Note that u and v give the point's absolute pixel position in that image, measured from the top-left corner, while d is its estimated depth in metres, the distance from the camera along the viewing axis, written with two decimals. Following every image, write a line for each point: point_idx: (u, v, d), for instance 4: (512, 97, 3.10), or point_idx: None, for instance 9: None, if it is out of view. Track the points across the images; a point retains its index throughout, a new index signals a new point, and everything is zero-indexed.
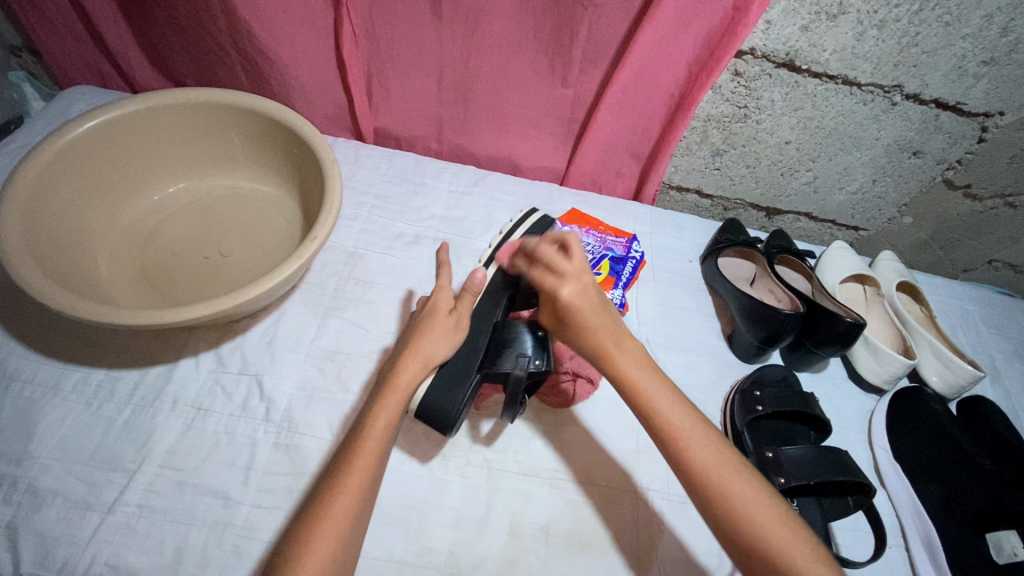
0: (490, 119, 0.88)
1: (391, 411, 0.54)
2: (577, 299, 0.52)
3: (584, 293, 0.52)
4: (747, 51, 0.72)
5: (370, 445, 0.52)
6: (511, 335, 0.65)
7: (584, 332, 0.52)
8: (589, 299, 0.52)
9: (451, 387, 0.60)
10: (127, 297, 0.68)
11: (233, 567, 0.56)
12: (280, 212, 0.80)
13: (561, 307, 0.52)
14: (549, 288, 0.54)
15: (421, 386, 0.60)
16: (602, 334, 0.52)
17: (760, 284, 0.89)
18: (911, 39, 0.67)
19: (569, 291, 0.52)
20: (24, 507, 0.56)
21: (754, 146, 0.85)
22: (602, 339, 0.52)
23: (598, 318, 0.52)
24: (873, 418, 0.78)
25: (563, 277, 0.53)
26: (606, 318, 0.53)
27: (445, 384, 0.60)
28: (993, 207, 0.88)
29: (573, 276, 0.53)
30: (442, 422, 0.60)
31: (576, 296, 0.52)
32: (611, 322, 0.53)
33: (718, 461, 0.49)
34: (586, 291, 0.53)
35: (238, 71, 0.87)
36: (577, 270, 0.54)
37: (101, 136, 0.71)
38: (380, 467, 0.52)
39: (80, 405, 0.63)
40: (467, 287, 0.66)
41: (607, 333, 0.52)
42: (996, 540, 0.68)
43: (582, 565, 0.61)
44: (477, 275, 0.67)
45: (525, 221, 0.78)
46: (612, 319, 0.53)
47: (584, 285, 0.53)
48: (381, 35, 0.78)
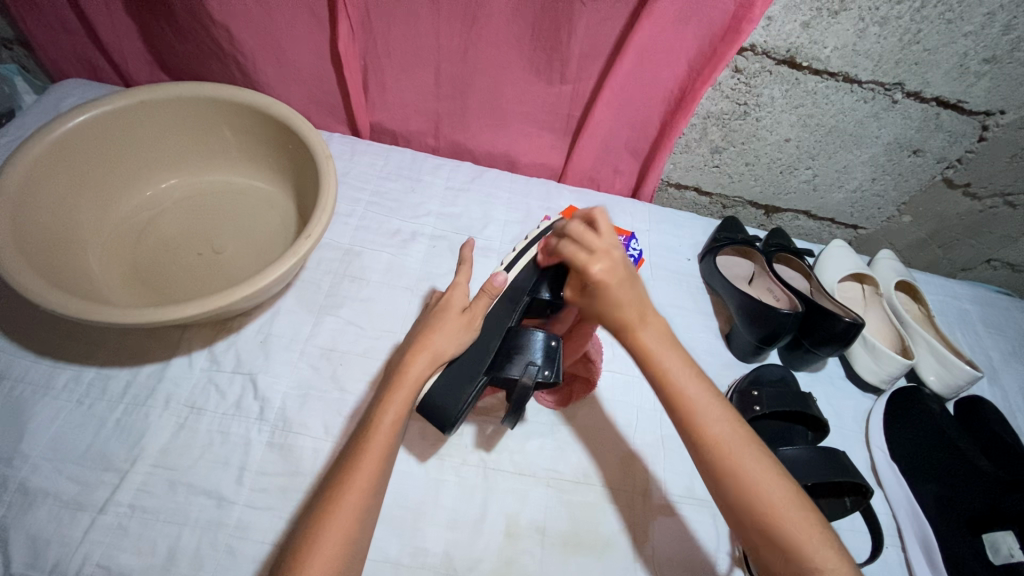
0: (488, 114, 0.87)
1: (403, 403, 0.54)
2: (606, 273, 0.51)
3: (612, 268, 0.51)
4: (748, 47, 0.71)
5: (382, 437, 0.52)
6: (523, 339, 0.61)
7: (608, 308, 0.51)
8: (618, 273, 0.51)
9: (456, 388, 0.59)
10: (121, 295, 0.67)
11: (227, 567, 0.56)
12: (275, 208, 0.79)
13: (592, 282, 0.51)
14: (579, 262, 0.53)
15: (427, 383, 0.59)
16: (626, 308, 0.50)
17: (758, 283, 0.88)
18: (912, 37, 0.67)
19: (600, 269, 0.51)
20: (14, 507, 0.56)
21: (753, 144, 0.84)
22: (625, 312, 0.50)
23: (626, 293, 0.51)
24: (869, 419, 0.78)
25: (592, 252, 0.52)
26: (632, 293, 0.51)
27: (452, 382, 0.60)
28: (992, 207, 0.88)
29: (602, 251, 0.52)
30: (443, 420, 0.59)
31: (604, 271, 0.51)
32: (637, 296, 0.51)
33: (734, 442, 0.48)
34: (616, 267, 0.52)
35: (232, 64, 0.86)
36: (606, 244, 0.53)
37: (92, 130, 0.70)
38: (387, 466, 0.52)
39: (71, 404, 0.63)
40: (484, 289, 0.64)
41: (632, 305, 0.51)
42: (992, 541, 0.67)
43: (578, 565, 0.61)
44: (498, 278, 0.65)
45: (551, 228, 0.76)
46: (639, 294, 0.52)
47: (612, 259, 0.52)
48: (378, 29, 0.77)
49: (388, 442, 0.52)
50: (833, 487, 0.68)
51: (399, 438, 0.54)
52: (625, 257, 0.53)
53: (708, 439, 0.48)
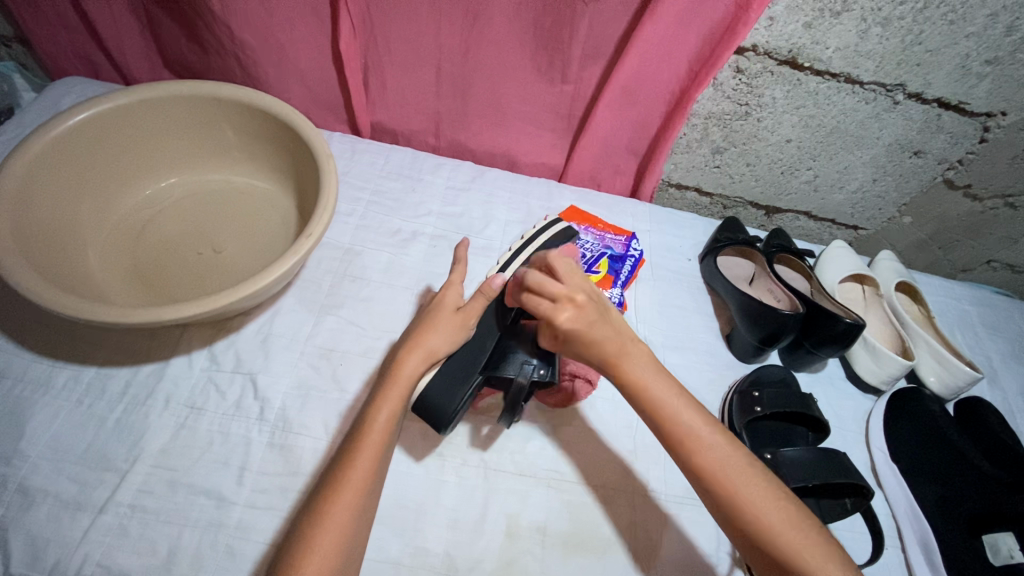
0: (488, 113, 0.87)
1: (394, 403, 0.54)
2: (576, 321, 0.50)
3: (582, 313, 0.51)
4: (749, 48, 0.71)
5: (377, 433, 0.52)
6: (519, 338, 0.62)
7: (590, 349, 0.51)
8: (588, 317, 0.51)
9: (450, 388, 0.60)
10: (120, 294, 0.67)
11: (227, 568, 0.55)
12: (275, 207, 0.79)
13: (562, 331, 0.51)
14: (544, 311, 0.52)
15: (422, 380, 0.60)
16: (609, 346, 0.51)
17: (759, 283, 0.88)
18: (914, 38, 0.67)
19: (567, 318, 0.50)
20: (14, 507, 0.56)
21: (753, 145, 0.84)
22: (610, 351, 0.51)
23: (603, 332, 0.51)
24: (869, 422, 0.78)
25: (556, 301, 0.52)
26: (610, 330, 0.51)
27: (446, 381, 0.60)
28: (992, 208, 0.88)
29: (566, 299, 0.51)
30: (439, 418, 0.59)
31: (573, 318, 0.50)
32: (614, 330, 0.51)
33: (730, 462, 0.48)
34: (583, 311, 0.51)
35: (233, 63, 0.85)
36: (570, 289, 0.52)
37: (91, 129, 0.69)
38: (383, 462, 0.52)
39: (71, 403, 0.63)
40: (480, 290, 0.64)
41: (612, 342, 0.51)
42: (992, 543, 0.67)
43: (578, 566, 0.61)
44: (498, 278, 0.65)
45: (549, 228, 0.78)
46: (617, 328, 0.52)
47: (579, 304, 0.51)
48: (378, 28, 0.77)
49: (383, 440, 0.52)
50: (833, 488, 0.68)
51: (394, 436, 0.54)
52: (592, 298, 0.52)
53: (702, 461, 0.48)
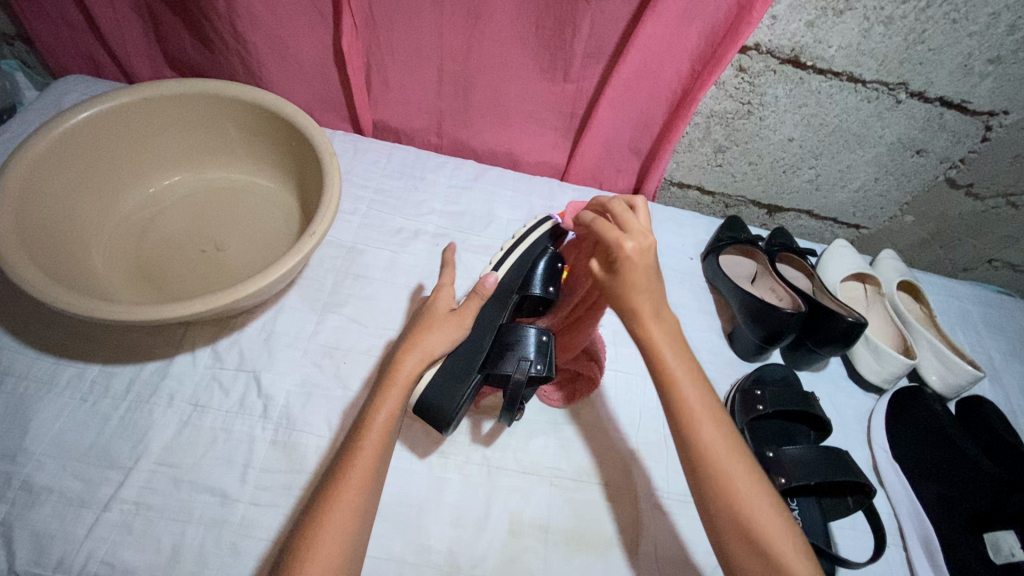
0: (490, 112, 0.87)
1: (393, 402, 0.54)
2: (638, 255, 0.44)
3: (644, 250, 0.45)
4: (752, 47, 0.71)
5: (377, 431, 0.52)
6: (515, 336, 0.60)
7: (624, 291, 0.45)
8: (648, 259, 0.45)
9: (450, 388, 0.60)
10: (123, 292, 0.67)
11: (231, 565, 0.56)
12: (278, 205, 0.79)
13: (620, 260, 0.44)
14: (611, 234, 0.46)
15: (422, 378, 0.60)
16: (642, 295, 0.45)
17: (761, 282, 0.88)
18: (916, 37, 0.67)
19: (632, 247, 0.44)
20: (18, 504, 0.56)
21: (755, 143, 0.84)
22: (638, 302, 0.45)
23: (642, 281, 0.45)
24: (872, 420, 0.78)
25: (627, 231, 0.46)
26: (654, 284, 0.46)
27: (445, 382, 0.60)
28: (994, 207, 0.88)
29: (638, 233, 0.45)
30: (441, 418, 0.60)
31: (637, 249, 0.44)
32: (654, 291, 0.45)
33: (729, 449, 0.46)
34: (647, 251, 0.45)
35: (235, 62, 0.85)
36: (643, 228, 0.47)
37: (94, 128, 0.69)
38: (384, 458, 0.53)
39: (75, 401, 0.63)
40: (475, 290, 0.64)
41: (648, 297, 0.45)
42: (993, 541, 0.66)
43: (580, 564, 0.61)
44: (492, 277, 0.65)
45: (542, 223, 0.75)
46: (656, 286, 0.46)
47: (647, 243, 0.45)
48: (380, 26, 0.77)
49: (383, 438, 0.52)
50: (836, 486, 0.68)
51: (393, 433, 0.55)
52: (657, 249, 0.46)
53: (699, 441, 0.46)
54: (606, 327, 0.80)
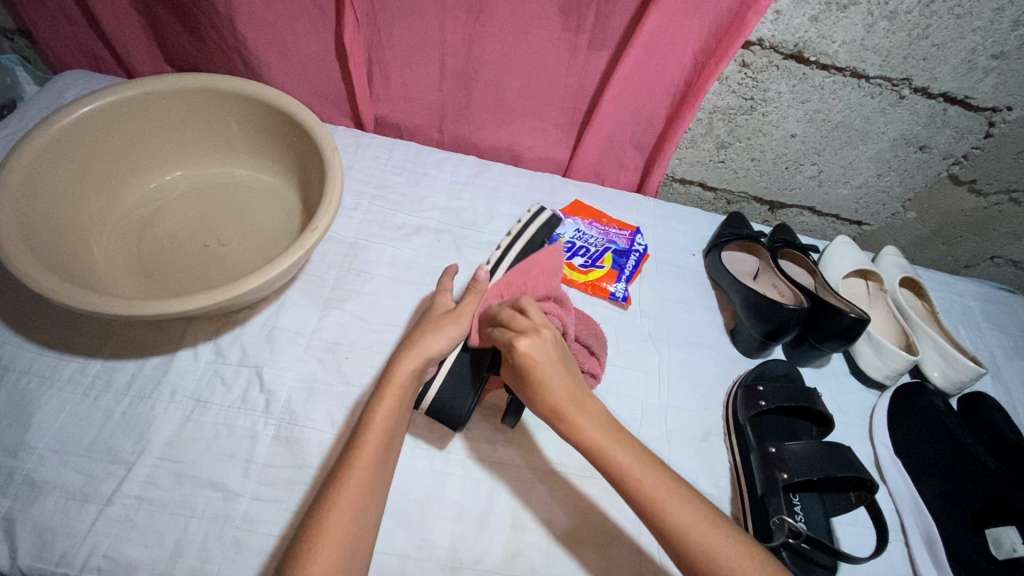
0: (492, 109, 0.87)
1: (391, 402, 0.54)
2: (533, 348, 0.51)
3: (541, 344, 0.52)
4: (755, 41, 0.71)
5: (376, 432, 0.53)
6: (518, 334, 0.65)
7: (540, 394, 0.51)
8: (544, 350, 0.52)
9: (458, 391, 0.63)
10: (125, 287, 0.67)
11: (234, 560, 0.56)
12: (280, 200, 0.79)
13: (518, 359, 0.52)
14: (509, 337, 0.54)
15: (434, 382, 0.64)
16: (561, 395, 0.51)
17: (763, 278, 0.88)
18: (921, 32, 0.66)
19: (525, 344, 0.52)
20: (21, 498, 0.56)
21: (758, 139, 0.84)
22: (559, 398, 0.51)
23: (554, 375, 0.51)
24: (874, 415, 0.78)
25: (521, 330, 0.53)
26: (562, 375, 0.52)
27: (456, 383, 0.63)
28: (996, 203, 0.88)
29: (531, 329, 0.53)
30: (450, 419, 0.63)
31: (532, 346, 0.51)
32: (567, 381, 0.52)
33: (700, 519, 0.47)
34: (543, 343, 0.52)
35: (236, 57, 0.85)
36: (536, 323, 0.54)
37: (94, 122, 0.69)
38: (385, 459, 0.53)
39: (76, 396, 0.63)
40: (472, 287, 0.67)
41: (562, 388, 0.51)
42: (995, 537, 0.67)
43: (583, 560, 0.61)
44: (482, 275, 0.68)
45: (537, 218, 0.81)
46: (572, 380, 0.52)
47: (544, 336, 0.52)
48: (382, 22, 0.77)
49: (382, 438, 0.53)
50: (838, 481, 0.68)
51: (395, 434, 0.55)
52: (552, 339, 0.53)
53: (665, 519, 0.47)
54: (608, 324, 0.80)
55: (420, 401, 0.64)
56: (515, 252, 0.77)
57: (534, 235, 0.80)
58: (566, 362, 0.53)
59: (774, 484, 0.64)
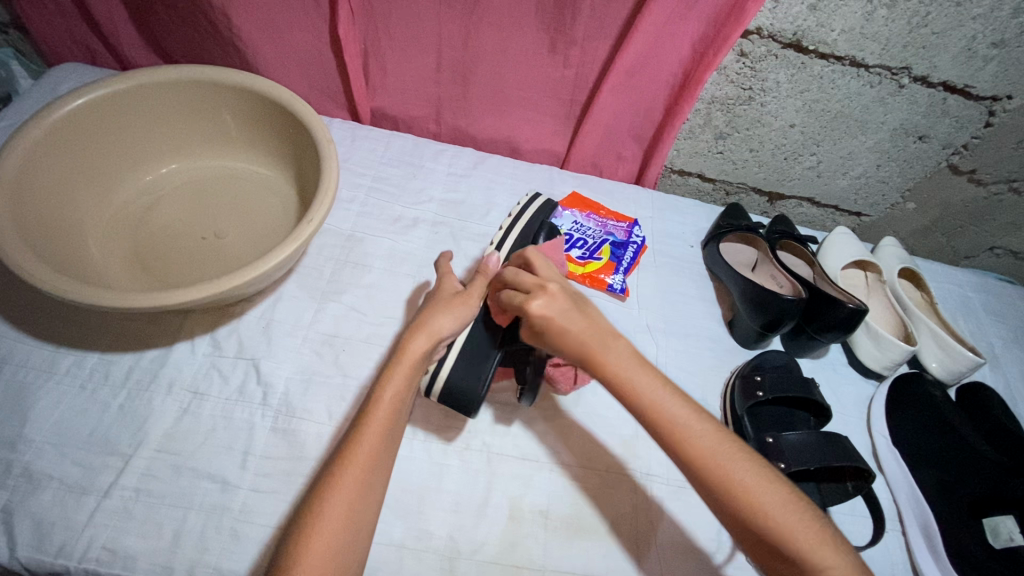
0: (489, 101, 0.86)
1: (400, 382, 0.53)
2: (545, 308, 0.49)
3: (552, 300, 0.50)
4: (753, 31, 0.70)
5: (383, 413, 0.52)
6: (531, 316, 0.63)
7: (566, 344, 0.49)
8: (555, 305, 0.50)
9: (474, 371, 0.62)
10: (122, 280, 0.67)
11: (232, 551, 0.56)
12: (276, 193, 0.79)
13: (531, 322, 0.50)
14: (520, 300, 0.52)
15: (445, 362, 0.62)
16: (585, 337, 0.48)
17: (761, 269, 0.88)
18: (920, 20, 0.66)
19: (537, 305, 0.50)
20: (19, 491, 0.56)
21: (757, 130, 0.83)
22: (585, 338, 0.48)
23: (573, 320, 0.49)
24: (872, 405, 0.78)
25: (529, 292, 0.52)
26: (581, 321, 0.49)
27: (467, 369, 0.62)
28: (996, 192, 0.87)
29: (538, 289, 0.51)
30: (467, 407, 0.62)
31: (545, 305, 0.50)
32: (588, 321, 0.49)
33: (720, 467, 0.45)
34: (554, 299, 0.50)
35: (231, 50, 0.85)
36: (542, 280, 0.53)
37: (89, 115, 0.69)
38: (389, 442, 0.53)
39: (73, 389, 0.63)
40: (479, 270, 0.64)
41: (586, 334, 0.49)
42: (993, 525, 0.67)
43: (581, 550, 0.61)
44: (489, 260, 0.64)
45: (531, 204, 0.79)
46: (591, 319, 0.50)
47: (551, 292, 0.51)
48: (377, 13, 0.76)
49: (390, 417, 0.52)
50: (835, 470, 0.69)
51: (400, 415, 0.54)
52: (560, 292, 0.51)
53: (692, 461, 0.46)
54: (606, 315, 0.80)
55: (432, 385, 0.62)
56: (517, 232, 0.75)
57: (532, 220, 0.77)
58: (585, 308, 0.51)
59: None
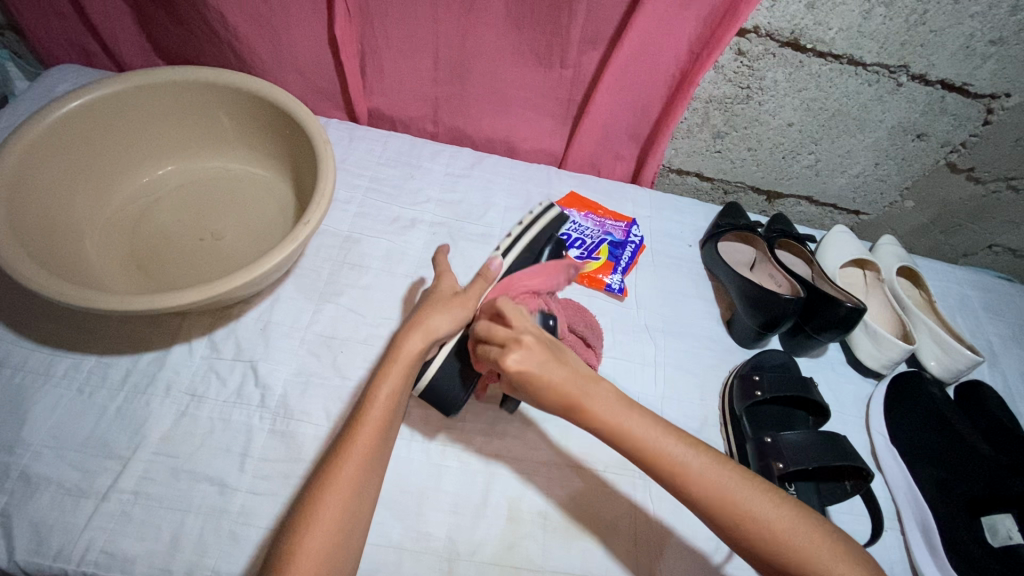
0: (487, 101, 0.86)
1: (396, 380, 0.54)
2: (524, 363, 0.46)
3: (530, 353, 0.47)
4: (751, 29, 0.70)
5: (378, 411, 0.52)
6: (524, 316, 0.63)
7: (545, 395, 0.47)
8: (534, 359, 0.47)
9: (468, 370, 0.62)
10: (120, 283, 0.67)
11: (230, 554, 0.56)
12: (274, 193, 0.79)
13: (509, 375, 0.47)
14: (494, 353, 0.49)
15: (433, 363, 0.61)
16: (565, 387, 0.47)
17: (760, 268, 0.88)
18: (918, 17, 0.66)
19: (515, 359, 0.46)
20: (17, 494, 0.56)
21: (754, 129, 0.83)
22: (566, 389, 0.47)
23: (554, 371, 0.47)
24: (871, 404, 0.78)
25: (503, 345, 0.48)
26: (561, 370, 0.47)
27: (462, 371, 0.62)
28: (994, 190, 0.87)
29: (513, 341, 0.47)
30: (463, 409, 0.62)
31: (522, 359, 0.46)
32: (568, 371, 0.47)
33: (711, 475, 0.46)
34: (532, 351, 0.47)
35: (228, 50, 0.85)
36: (517, 333, 0.49)
37: (84, 117, 0.69)
38: (383, 444, 0.52)
39: (71, 392, 0.63)
40: (480, 273, 0.64)
41: (569, 382, 0.47)
42: (990, 524, 0.69)
43: (580, 550, 0.61)
44: (493, 264, 0.65)
45: (540, 219, 0.75)
46: (572, 367, 0.48)
47: (527, 344, 0.48)
48: (374, 13, 0.76)
49: (384, 417, 0.52)
50: (833, 470, 0.68)
51: (396, 415, 0.54)
52: (539, 344, 0.48)
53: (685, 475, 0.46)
54: (604, 315, 0.80)
55: (418, 382, 0.61)
56: (524, 242, 0.72)
57: (540, 233, 0.74)
58: (563, 353, 0.49)
59: (771, 474, 0.64)
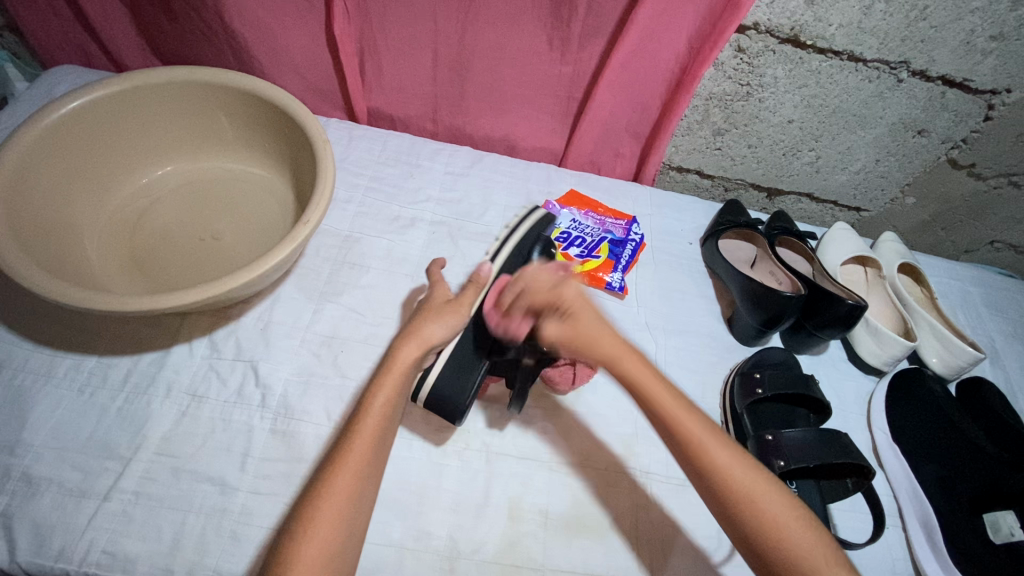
0: (486, 99, 0.86)
1: (390, 387, 0.54)
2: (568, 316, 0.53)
3: (573, 307, 0.53)
4: (751, 26, 0.70)
5: (372, 419, 0.52)
6: None
7: (585, 350, 0.52)
8: (578, 313, 0.53)
9: (461, 377, 0.62)
10: (120, 283, 0.67)
11: (231, 554, 0.56)
12: (273, 193, 0.79)
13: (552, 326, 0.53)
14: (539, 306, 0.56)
15: (431, 371, 0.62)
16: (605, 347, 0.51)
17: (761, 266, 0.88)
18: (919, 13, 0.65)
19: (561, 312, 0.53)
20: (18, 495, 0.56)
21: (755, 126, 0.83)
22: (607, 349, 0.51)
23: (595, 330, 0.52)
24: (874, 399, 0.78)
25: (547, 298, 0.55)
26: (602, 331, 0.52)
27: (455, 371, 0.62)
28: (996, 186, 0.87)
29: (558, 295, 0.55)
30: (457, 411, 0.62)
31: (566, 312, 0.53)
32: (607, 331, 0.52)
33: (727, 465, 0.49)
34: (575, 307, 0.54)
35: (227, 49, 0.84)
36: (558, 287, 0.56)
37: (83, 117, 0.69)
38: (379, 451, 0.52)
39: (72, 393, 0.63)
40: (472, 278, 0.65)
41: (607, 348, 0.51)
42: (992, 521, 0.67)
43: (580, 548, 0.61)
44: (482, 269, 0.66)
45: (529, 217, 0.75)
46: (610, 329, 0.53)
47: (571, 300, 0.54)
48: (372, 11, 0.75)
49: (379, 425, 0.52)
50: (835, 468, 0.68)
51: (391, 424, 0.54)
52: (581, 299, 0.55)
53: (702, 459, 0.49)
54: (605, 314, 0.80)
55: (418, 392, 0.62)
56: (514, 242, 0.72)
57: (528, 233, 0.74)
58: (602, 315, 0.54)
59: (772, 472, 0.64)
